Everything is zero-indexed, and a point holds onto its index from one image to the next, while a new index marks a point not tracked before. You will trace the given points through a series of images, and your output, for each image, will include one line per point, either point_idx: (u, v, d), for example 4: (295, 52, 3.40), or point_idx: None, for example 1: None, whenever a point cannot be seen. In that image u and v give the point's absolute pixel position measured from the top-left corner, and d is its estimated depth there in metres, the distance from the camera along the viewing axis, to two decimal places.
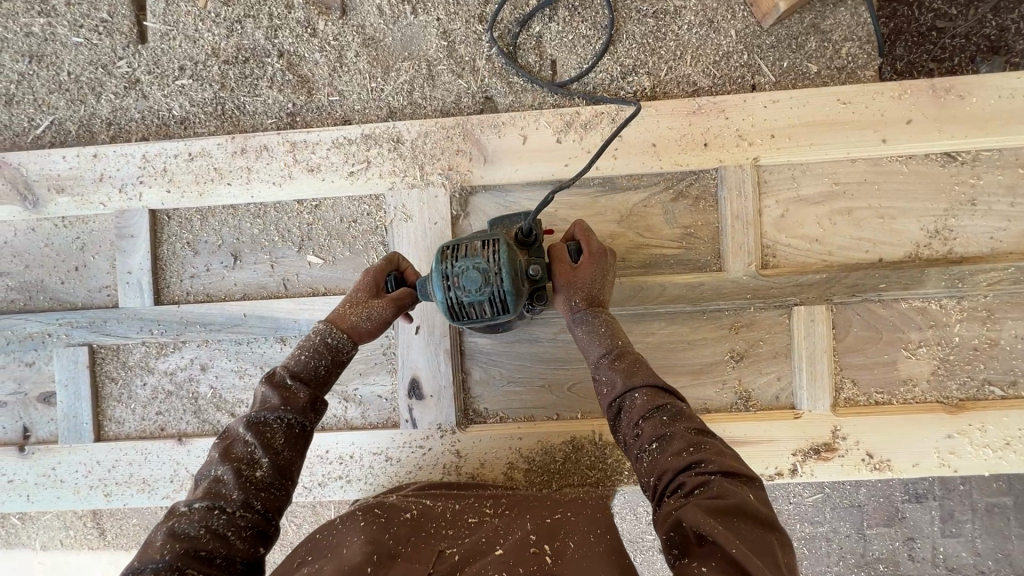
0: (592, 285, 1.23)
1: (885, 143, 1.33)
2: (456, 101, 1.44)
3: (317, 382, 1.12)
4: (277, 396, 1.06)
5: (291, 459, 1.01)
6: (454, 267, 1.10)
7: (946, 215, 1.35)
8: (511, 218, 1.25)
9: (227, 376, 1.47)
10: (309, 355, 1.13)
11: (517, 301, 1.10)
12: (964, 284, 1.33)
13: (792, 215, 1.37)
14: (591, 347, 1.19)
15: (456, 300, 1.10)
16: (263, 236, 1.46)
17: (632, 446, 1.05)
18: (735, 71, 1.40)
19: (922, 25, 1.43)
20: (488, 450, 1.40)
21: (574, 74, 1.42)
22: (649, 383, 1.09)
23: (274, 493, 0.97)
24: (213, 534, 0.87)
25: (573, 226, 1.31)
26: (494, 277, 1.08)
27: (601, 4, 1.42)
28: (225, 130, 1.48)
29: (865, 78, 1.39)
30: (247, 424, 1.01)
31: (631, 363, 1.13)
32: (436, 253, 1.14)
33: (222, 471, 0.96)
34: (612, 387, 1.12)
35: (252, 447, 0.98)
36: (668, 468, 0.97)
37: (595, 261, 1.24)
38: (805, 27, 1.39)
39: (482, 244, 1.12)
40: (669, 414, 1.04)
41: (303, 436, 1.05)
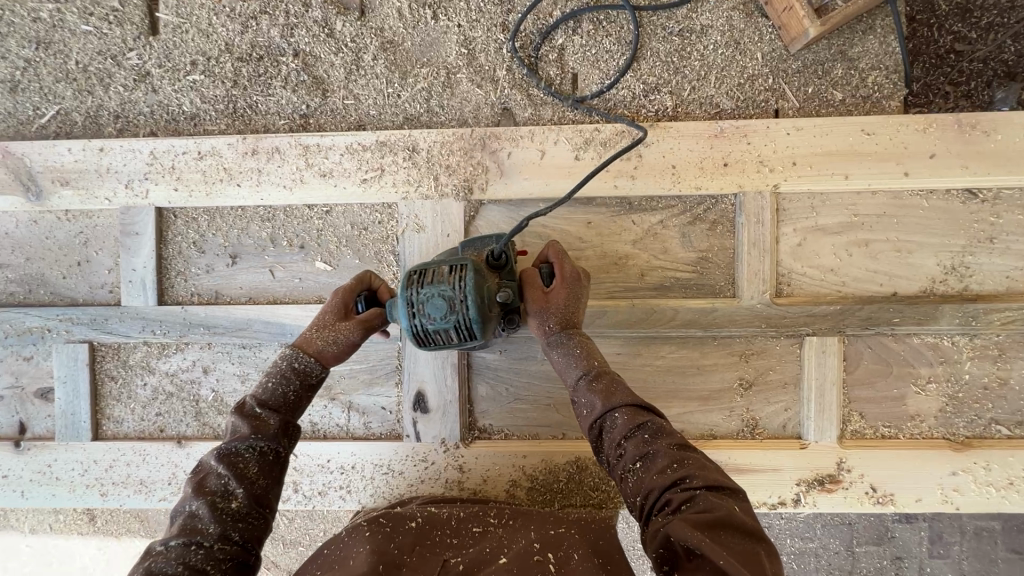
0: (566, 308, 1.21)
1: (908, 177, 1.32)
2: (474, 111, 1.41)
3: (287, 408, 1.11)
4: (246, 426, 1.04)
5: (268, 486, 1.00)
6: (420, 293, 1.08)
7: (963, 252, 1.34)
8: (483, 241, 1.24)
9: (229, 380, 1.45)
10: (276, 382, 1.12)
11: (483, 327, 1.08)
12: (977, 322, 1.32)
13: (809, 244, 1.36)
14: (568, 371, 1.17)
15: (422, 327, 1.08)
16: (271, 239, 1.43)
17: (616, 467, 1.03)
18: (759, 94, 1.38)
19: (940, 47, 1.40)
20: (491, 467, 1.39)
21: (596, 90, 1.39)
22: (628, 401, 1.07)
23: (251, 523, 0.95)
24: (192, 570, 0.85)
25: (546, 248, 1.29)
26: (460, 304, 1.06)
27: (627, 19, 1.39)
28: (236, 129, 1.45)
29: (889, 108, 1.37)
30: (217, 456, 0.99)
31: (608, 383, 1.12)
32: (403, 279, 1.12)
33: (195, 506, 0.94)
34: (592, 409, 1.10)
35: (225, 479, 0.97)
36: (654, 486, 0.96)
37: (568, 284, 1.22)
38: (833, 53, 1.36)
39: (448, 270, 1.10)
40: (649, 431, 1.03)
41: (277, 462, 1.04)
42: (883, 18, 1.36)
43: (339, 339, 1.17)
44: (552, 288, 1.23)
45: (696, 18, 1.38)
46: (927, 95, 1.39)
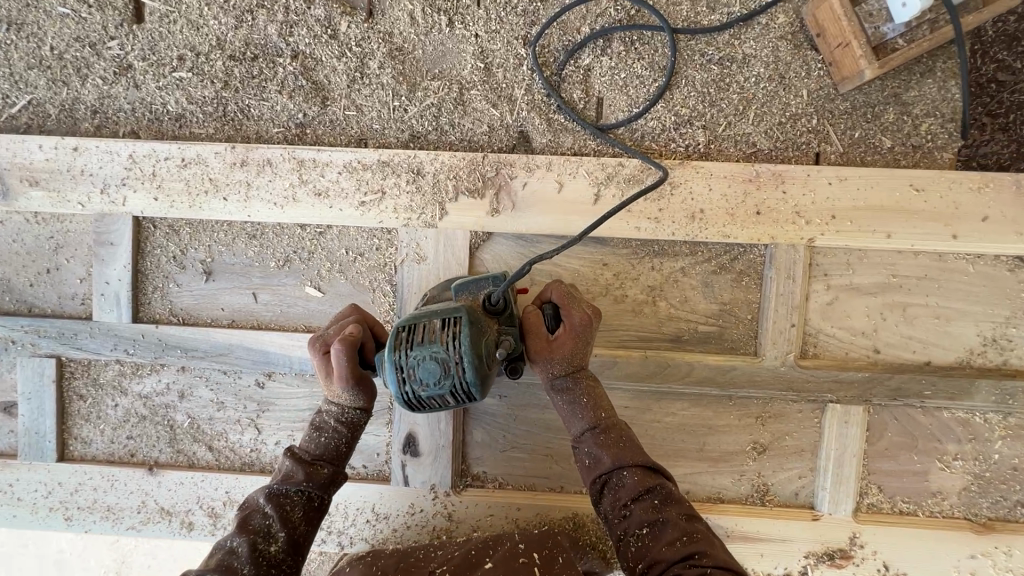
0: (574, 354, 1.10)
1: (956, 239, 1.20)
2: (486, 133, 1.28)
3: (339, 459, 1.10)
4: (301, 472, 1.05)
5: (307, 534, 1.01)
6: (409, 356, 0.96)
7: (1006, 323, 1.24)
8: (477, 283, 1.10)
9: (207, 406, 1.34)
10: (329, 436, 1.10)
11: (482, 389, 0.97)
12: (1015, 401, 1.22)
13: (841, 303, 1.25)
14: (572, 419, 1.08)
15: (414, 394, 0.97)
16: (258, 259, 1.32)
17: (617, 528, 0.97)
18: (801, 135, 1.25)
19: (981, 75, 1.28)
20: (483, 518, 1.30)
21: (622, 118, 1.27)
22: (638, 461, 1.02)
23: (283, 570, 0.96)
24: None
25: (551, 287, 1.15)
26: (455, 367, 0.95)
27: (662, 42, 1.26)
28: (225, 134, 1.32)
29: (941, 161, 1.25)
30: (267, 495, 1.02)
31: (616, 438, 1.05)
32: (389, 338, 0.99)
33: (237, 542, 0.96)
34: (598, 463, 1.03)
35: (270, 519, 0.99)
36: (661, 557, 0.91)
37: (576, 332, 1.10)
38: (885, 96, 1.24)
39: (440, 326, 0.98)
40: (659, 496, 0.98)
41: (320, 511, 1.05)
42: (945, 60, 1.23)
43: (358, 392, 1.08)
44: (559, 335, 1.11)
45: (738, 46, 1.25)
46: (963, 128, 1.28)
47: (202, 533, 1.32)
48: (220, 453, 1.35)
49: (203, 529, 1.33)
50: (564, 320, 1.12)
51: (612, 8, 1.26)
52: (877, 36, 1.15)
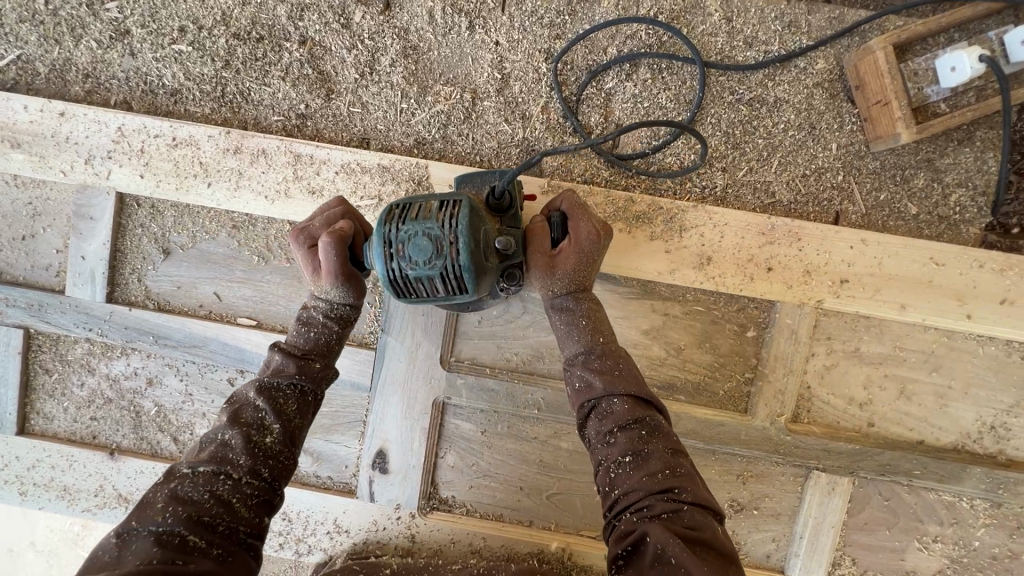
0: (575, 272, 1.04)
1: (969, 320, 1.15)
2: (495, 148, 1.22)
3: (332, 353, 1.03)
4: (292, 364, 0.97)
5: (303, 426, 0.94)
6: (400, 232, 0.90)
7: (1007, 411, 1.19)
8: (484, 177, 1.08)
9: (176, 396, 1.30)
10: (319, 331, 1.02)
11: (475, 279, 0.90)
12: (1005, 492, 1.18)
13: (841, 370, 1.21)
14: (567, 340, 1.02)
15: (401, 273, 0.90)
16: (243, 251, 1.26)
17: (598, 453, 0.91)
18: (823, 191, 1.19)
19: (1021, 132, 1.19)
20: (446, 543, 1.27)
21: (640, 149, 1.20)
22: (632, 389, 0.93)
23: (281, 461, 0.89)
24: (218, 500, 0.81)
25: (561, 199, 1.10)
26: (449, 247, 0.88)
27: (692, 74, 1.19)
28: (221, 116, 1.24)
29: (967, 235, 1.18)
30: (257, 389, 0.93)
31: (611, 365, 0.97)
32: (381, 213, 0.94)
33: (228, 435, 0.88)
34: (589, 388, 0.95)
35: (262, 412, 0.91)
36: (637, 487, 0.85)
37: (580, 246, 1.03)
38: (917, 160, 1.17)
39: (438, 207, 0.92)
40: (648, 428, 0.89)
41: (315, 405, 0.97)
42: (986, 130, 1.16)
43: (347, 290, 1.01)
44: (562, 249, 1.05)
45: (771, 88, 1.18)
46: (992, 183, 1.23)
47: None
48: (184, 445, 1.31)
49: None
50: (569, 234, 1.05)
51: (643, 32, 1.19)
52: (920, 97, 1.08)
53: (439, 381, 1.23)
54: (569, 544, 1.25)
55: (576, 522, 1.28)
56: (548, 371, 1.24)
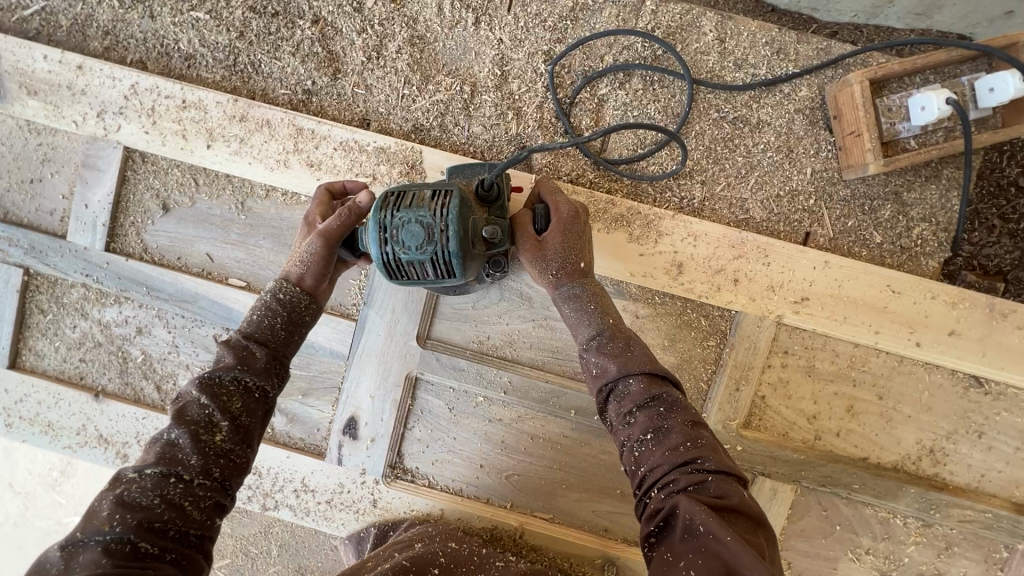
0: (567, 251, 1.08)
1: (918, 347, 1.21)
2: (488, 141, 1.27)
3: (276, 342, 1.04)
4: (231, 357, 0.98)
5: (252, 424, 0.94)
6: (394, 218, 0.96)
7: (946, 437, 1.26)
8: (472, 168, 1.11)
9: (162, 347, 1.36)
10: (261, 315, 1.05)
11: (462, 265, 0.96)
12: (937, 513, 1.25)
13: (793, 383, 1.27)
14: (579, 326, 1.04)
15: (394, 257, 0.96)
16: (240, 215, 1.32)
17: (620, 435, 0.91)
18: (795, 212, 1.25)
19: (1001, 179, 1.29)
20: (406, 510, 1.33)
21: (625, 155, 1.26)
22: (646, 368, 0.94)
23: (232, 460, 0.90)
24: (170, 504, 0.81)
25: (535, 188, 1.17)
26: (439, 234, 0.94)
27: (681, 88, 1.24)
28: (231, 84, 1.30)
29: (926, 267, 1.25)
30: (200, 387, 0.93)
31: (623, 347, 0.98)
32: (377, 201, 1.00)
33: (176, 435, 0.88)
34: (604, 372, 0.96)
35: (208, 409, 0.91)
36: (661, 463, 0.85)
37: (564, 223, 1.09)
38: (886, 192, 1.24)
39: (429, 195, 0.97)
40: (665, 404, 0.90)
41: (262, 403, 0.97)
42: (952, 169, 1.23)
43: (317, 252, 1.08)
44: (548, 230, 1.10)
45: (755, 109, 1.24)
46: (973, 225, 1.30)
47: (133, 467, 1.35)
48: (166, 394, 1.37)
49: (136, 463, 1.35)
50: (551, 213, 1.11)
51: (640, 44, 1.25)
52: (891, 133, 1.14)
53: (415, 356, 1.29)
54: (523, 522, 1.31)
55: (530, 503, 1.33)
56: (518, 358, 1.30)
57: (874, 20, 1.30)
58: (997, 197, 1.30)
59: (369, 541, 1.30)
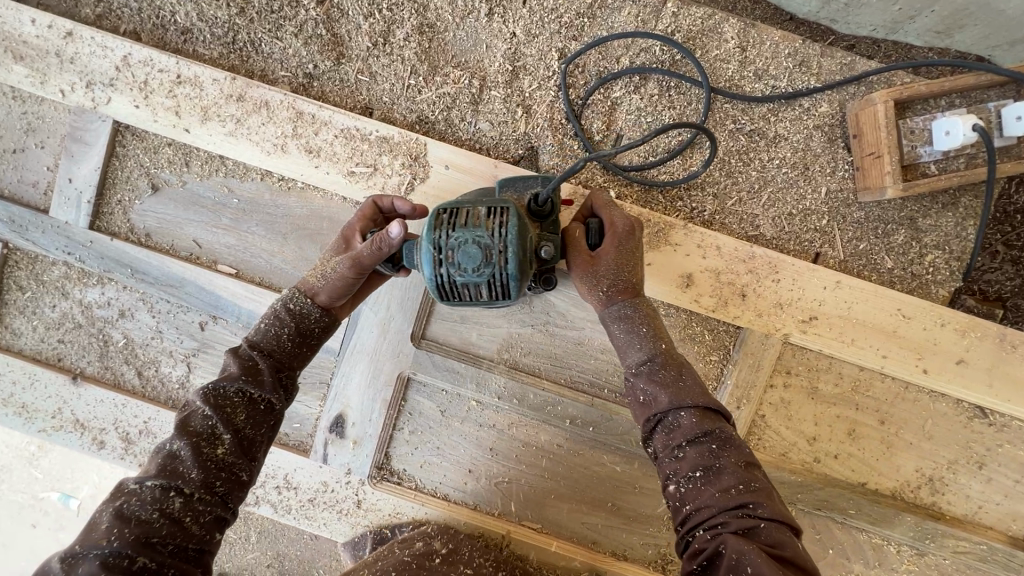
0: (621, 267, 0.99)
1: (925, 375, 1.18)
2: (495, 138, 1.22)
3: (281, 353, 0.98)
4: (237, 367, 0.93)
5: (257, 436, 0.90)
6: (450, 238, 0.90)
7: (946, 467, 1.23)
8: (524, 181, 1.03)
9: (145, 331, 1.31)
10: (268, 323, 0.99)
11: (519, 287, 0.91)
12: (932, 543, 1.23)
13: (794, 405, 1.24)
14: (628, 349, 0.96)
15: (449, 279, 0.91)
16: (233, 200, 1.26)
17: (665, 468, 0.85)
18: (807, 231, 1.21)
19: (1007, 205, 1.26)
20: (391, 513, 1.29)
21: (636, 162, 1.21)
22: (700, 400, 0.88)
23: (234, 473, 0.85)
24: (168, 519, 0.78)
25: (586, 199, 1.09)
26: (497, 256, 0.88)
27: (698, 95, 1.20)
28: (229, 63, 1.24)
29: (936, 295, 1.22)
30: (204, 397, 0.88)
31: (675, 376, 0.91)
32: (428, 218, 0.92)
33: (178, 445, 0.84)
34: (653, 401, 0.89)
35: (212, 420, 0.87)
36: (711, 504, 0.80)
37: (620, 237, 1.00)
38: (901, 217, 1.20)
39: (486, 214, 0.91)
40: (719, 441, 0.84)
41: (268, 414, 0.92)
42: (970, 198, 1.20)
43: (342, 274, 1.00)
44: (601, 245, 1.02)
45: (773, 122, 1.20)
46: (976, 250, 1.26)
47: (109, 454, 1.30)
48: (148, 381, 1.32)
49: (112, 451, 1.30)
50: (605, 228, 1.02)
51: (658, 47, 1.20)
52: (912, 155, 1.10)
53: (408, 356, 1.25)
54: (509, 532, 1.27)
55: (519, 512, 1.29)
56: (515, 363, 1.26)
57: (895, 35, 1.26)
58: (1002, 224, 1.27)
59: (367, 545, 1.27)
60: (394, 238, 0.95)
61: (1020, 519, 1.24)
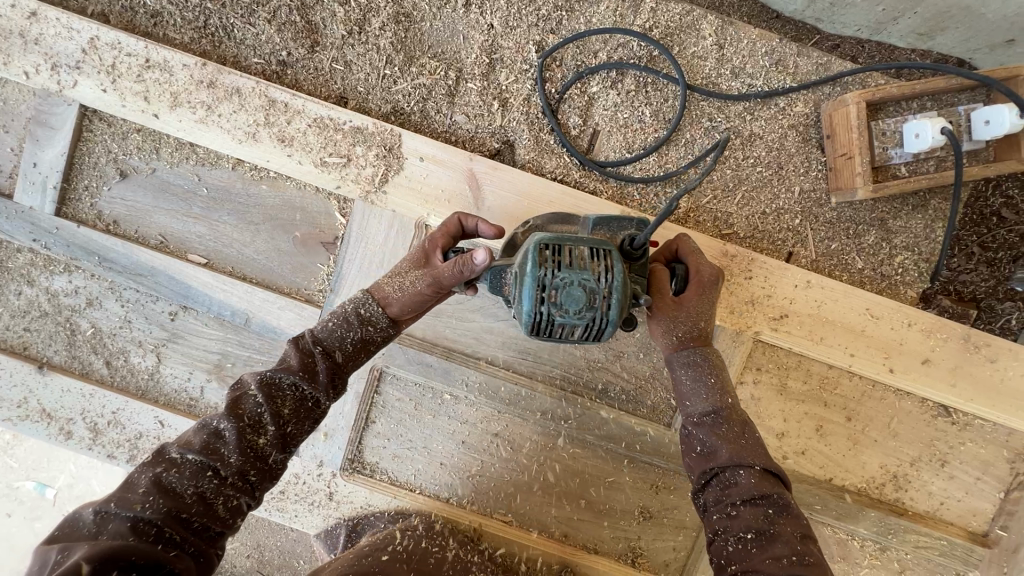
0: (700, 317, 1.00)
1: (891, 374, 1.20)
2: (471, 131, 1.21)
3: (341, 355, 0.95)
4: (297, 361, 0.92)
5: (298, 433, 0.90)
6: (554, 277, 0.84)
7: (911, 464, 1.26)
8: (619, 222, 0.99)
9: (113, 320, 1.28)
10: (336, 323, 0.97)
11: (614, 333, 0.87)
12: (894, 537, 1.25)
13: (764, 402, 1.25)
14: (692, 397, 0.97)
15: (546, 318, 0.84)
16: (204, 188, 1.24)
17: (715, 522, 0.86)
18: (779, 230, 1.22)
19: (986, 206, 1.28)
20: (364, 505, 1.29)
21: (612, 158, 1.21)
22: (760, 461, 0.89)
23: (268, 464, 0.87)
24: (200, 498, 0.80)
25: (670, 242, 1.08)
26: (601, 301, 0.84)
27: (675, 92, 1.20)
28: (200, 48, 1.22)
29: (904, 295, 1.24)
30: (258, 383, 0.89)
31: (738, 433, 0.92)
32: (530, 252, 0.86)
33: (223, 425, 0.86)
34: (712, 454, 0.91)
35: (260, 408, 0.87)
36: (760, 569, 0.79)
37: (704, 287, 1.00)
38: (872, 218, 1.21)
39: (590, 254, 0.86)
40: (775, 506, 0.84)
41: (314, 411, 0.92)
42: (939, 201, 1.21)
43: (418, 288, 0.99)
44: (682, 292, 1.02)
45: (748, 121, 1.20)
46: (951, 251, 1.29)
47: (76, 444, 1.29)
48: (116, 370, 1.30)
49: (80, 441, 1.29)
50: (690, 276, 1.03)
51: (636, 43, 1.19)
52: (882, 157, 1.11)
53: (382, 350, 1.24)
54: (480, 523, 1.27)
55: (490, 504, 1.30)
56: (489, 356, 1.26)
57: (877, 37, 1.26)
58: (978, 225, 1.28)
59: (342, 536, 1.27)
60: (477, 265, 0.93)
61: (979, 515, 1.27)
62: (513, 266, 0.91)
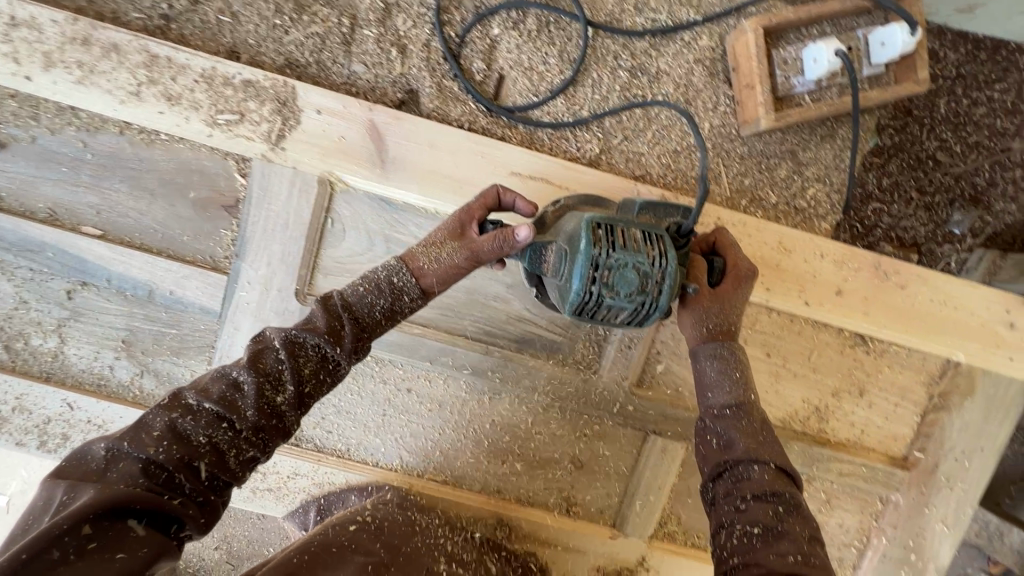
0: (734, 310, 0.96)
1: (808, 307, 1.20)
2: (370, 81, 1.16)
3: (371, 322, 0.89)
4: (323, 321, 0.86)
5: (317, 394, 0.85)
6: (609, 257, 0.83)
7: (832, 395, 1.28)
8: (665, 208, 0.97)
9: (7, 302, 1.21)
10: (367, 289, 0.89)
11: (659, 319, 0.88)
12: (818, 467, 1.28)
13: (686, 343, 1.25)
14: (715, 389, 0.93)
15: (596, 298, 0.84)
16: (90, 155, 1.17)
17: (723, 514, 0.84)
18: (691, 169, 1.20)
19: (924, 150, 1.32)
20: (291, 474, 1.27)
21: (519, 103, 1.18)
22: (778, 460, 0.87)
23: (285, 425, 0.82)
24: (214, 449, 0.76)
25: (709, 235, 1.05)
26: (654, 287, 0.83)
27: (578, 30, 1.16)
28: (73, 3, 1.13)
29: (818, 229, 1.24)
30: (283, 340, 0.83)
31: (757, 429, 0.89)
32: (583, 231, 0.85)
33: (242, 377, 0.80)
34: (729, 447, 0.88)
35: (282, 364, 0.81)
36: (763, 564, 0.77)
37: (742, 279, 0.97)
38: (783, 151, 1.21)
39: (644, 239, 0.86)
40: (785, 504, 0.82)
41: (335, 376, 0.86)
42: (845, 130, 1.22)
43: (455, 260, 0.92)
44: (717, 286, 0.98)
45: (655, 58, 1.18)
46: (892, 197, 1.32)
47: None
48: (17, 355, 1.23)
49: None
50: (728, 270, 0.99)
51: None
52: (785, 87, 1.11)
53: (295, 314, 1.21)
54: (412, 484, 1.27)
55: (422, 465, 1.29)
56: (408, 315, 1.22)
57: None
58: (916, 170, 1.33)
59: (310, 514, 1.29)
60: (519, 242, 0.90)
61: (899, 440, 1.30)
62: (559, 245, 0.89)
